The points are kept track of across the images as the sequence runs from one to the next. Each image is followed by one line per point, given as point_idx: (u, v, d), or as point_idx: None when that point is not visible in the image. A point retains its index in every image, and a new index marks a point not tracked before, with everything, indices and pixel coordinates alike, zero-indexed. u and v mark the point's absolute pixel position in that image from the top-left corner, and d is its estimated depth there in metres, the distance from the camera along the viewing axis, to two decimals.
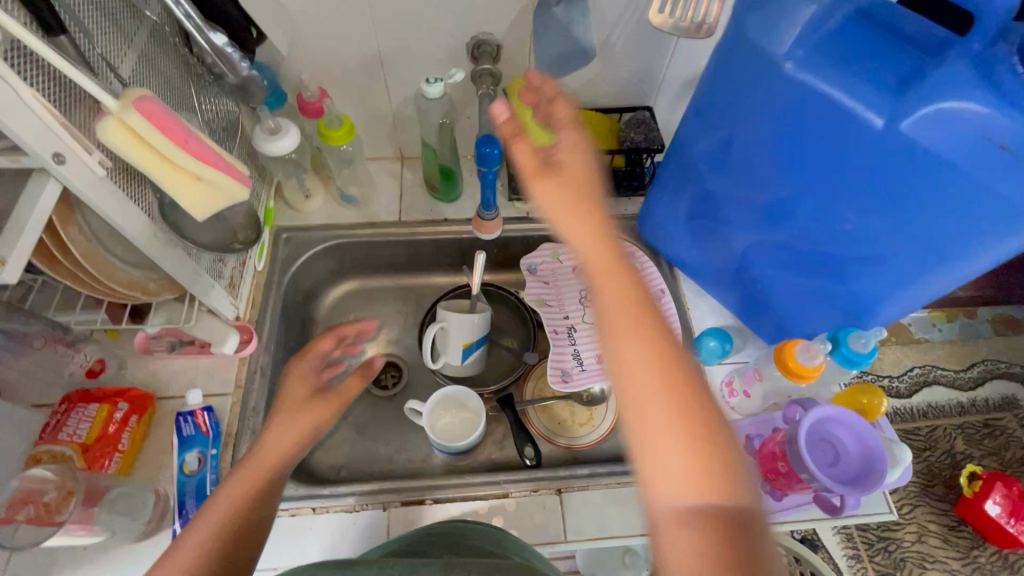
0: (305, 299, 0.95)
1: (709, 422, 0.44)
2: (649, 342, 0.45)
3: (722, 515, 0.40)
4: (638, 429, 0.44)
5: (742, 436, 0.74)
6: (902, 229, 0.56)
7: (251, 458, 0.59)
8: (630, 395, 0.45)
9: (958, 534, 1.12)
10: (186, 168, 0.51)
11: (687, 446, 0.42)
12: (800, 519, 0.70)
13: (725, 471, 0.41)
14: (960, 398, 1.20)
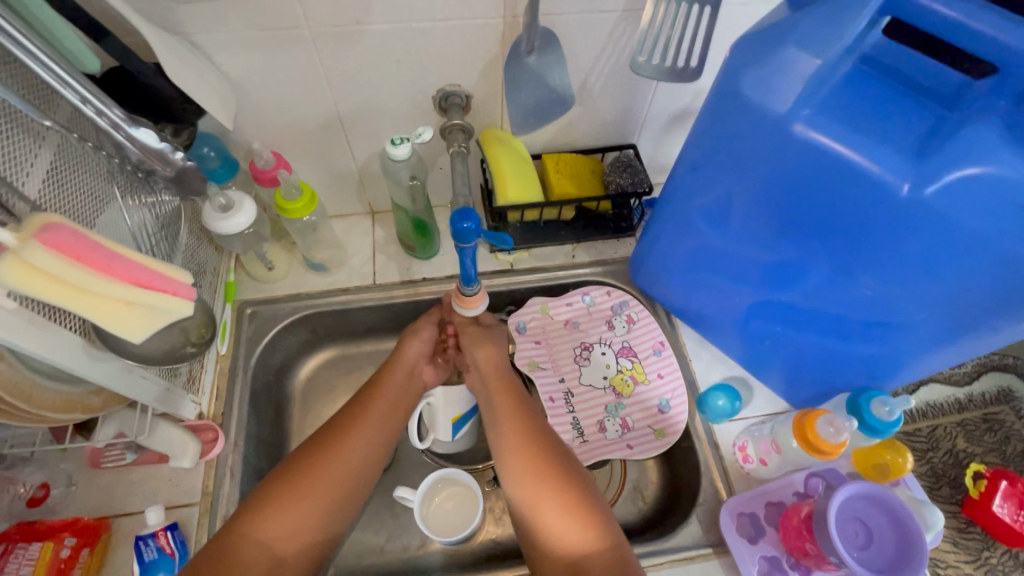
0: (277, 376, 0.87)
1: (574, 487, 0.63)
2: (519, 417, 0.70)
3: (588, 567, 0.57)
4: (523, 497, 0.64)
5: (760, 507, 0.69)
6: (925, 297, 0.51)
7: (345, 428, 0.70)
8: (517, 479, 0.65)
9: (966, 535, 0.83)
10: (113, 296, 0.44)
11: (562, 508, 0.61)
12: None
13: (592, 528, 0.60)
14: (954, 395, 0.95)
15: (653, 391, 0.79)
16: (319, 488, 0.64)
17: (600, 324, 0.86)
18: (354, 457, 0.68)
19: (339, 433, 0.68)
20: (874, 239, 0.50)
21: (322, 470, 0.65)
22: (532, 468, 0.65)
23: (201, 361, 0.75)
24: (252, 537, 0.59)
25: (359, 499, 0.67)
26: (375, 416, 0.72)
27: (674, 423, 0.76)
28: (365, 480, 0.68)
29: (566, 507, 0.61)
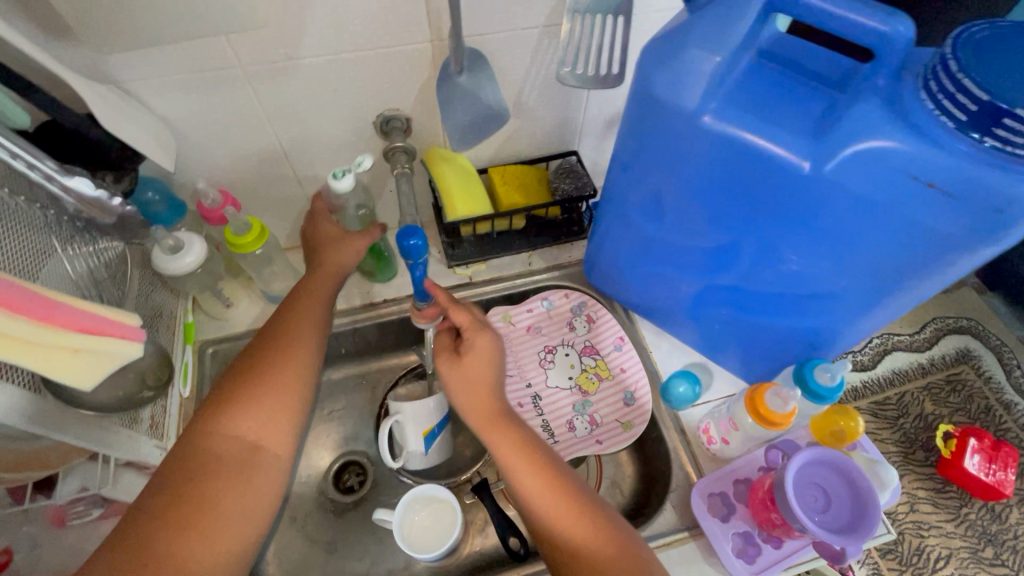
0: None
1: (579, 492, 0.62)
2: (532, 461, 0.63)
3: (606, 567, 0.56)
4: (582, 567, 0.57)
5: (729, 484, 0.71)
6: (843, 266, 0.55)
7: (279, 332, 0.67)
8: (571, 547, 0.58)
9: (943, 494, 0.88)
10: (57, 344, 0.44)
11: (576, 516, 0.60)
12: (803, 563, 0.67)
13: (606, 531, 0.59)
14: (918, 359, 0.99)
15: (617, 385, 0.81)
16: (267, 396, 0.61)
17: (561, 326, 0.88)
18: (302, 350, 0.66)
19: (282, 337, 0.66)
20: (789, 218, 0.54)
21: (281, 360, 0.64)
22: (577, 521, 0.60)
23: (164, 405, 0.74)
24: (215, 441, 0.58)
25: (310, 398, 0.65)
26: (315, 315, 0.70)
27: (640, 414, 0.79)
28: (308, 380, 0.65)
29: (571, 507, 0.60)
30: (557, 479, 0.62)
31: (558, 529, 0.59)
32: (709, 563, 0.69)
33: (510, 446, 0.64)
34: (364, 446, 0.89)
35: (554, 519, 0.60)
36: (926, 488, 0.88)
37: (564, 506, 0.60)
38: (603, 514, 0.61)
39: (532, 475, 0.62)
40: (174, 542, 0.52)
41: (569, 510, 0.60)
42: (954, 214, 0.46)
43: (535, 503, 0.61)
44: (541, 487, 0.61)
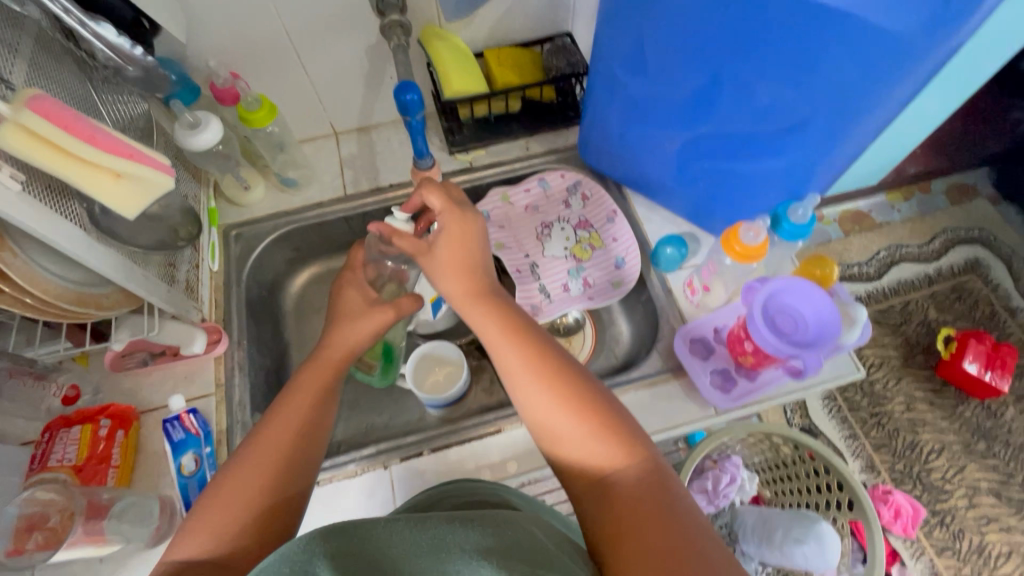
0: (270, 292, 0.95)
1: (582, 397, 0.54)
2: (507, 333, 0.60)
3: (628, 492, 0.48)
4: (554, 439, 0.54)
5: (709, 330, 0.78)
6: (812, 90, 0.58)
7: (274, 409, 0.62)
8: (539, 418, 0.55)
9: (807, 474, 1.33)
10: (104, 166, 0.51)
11: (583, 424, 0.52)
12: (775, 395, 0.74)
13: (625, 449, 0.51)
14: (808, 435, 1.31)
15: (609, 253, 0.87)
16: (273, 430, 0.60)
17: (558, 205, 0.93)
18: (280, 430, 0.60)
19: (262, 429, 0.60)
20: (758, 48, 0.57)
21: (255, 457, 0.57)
22: (562, 412, 0.53)
23: (196, 272, 0.82)
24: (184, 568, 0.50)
25: (292, 472, 0.58)
26: (307, 389, 0.65)
27: (630, 274, 0.84)
28: (284, 441, 0.59)
29: (577, 417, 0.53)
30: (539, 357, 0.57)
31: (539, 412, 0.55)
32: (690, 398, 0.76)
33: (493, 322, 0.62)
34: None
35: (532, 398, 0.56)
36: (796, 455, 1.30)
37: (544, 387, 0.55)
38: (655, 490, 0.48)
39: (507, 351, 0.59)
40: None
41: (551, 393, 0.55)
42: (904, 10, 0.48)
43: (515, 379, 0.58)
44: (519, 365, 0.57)
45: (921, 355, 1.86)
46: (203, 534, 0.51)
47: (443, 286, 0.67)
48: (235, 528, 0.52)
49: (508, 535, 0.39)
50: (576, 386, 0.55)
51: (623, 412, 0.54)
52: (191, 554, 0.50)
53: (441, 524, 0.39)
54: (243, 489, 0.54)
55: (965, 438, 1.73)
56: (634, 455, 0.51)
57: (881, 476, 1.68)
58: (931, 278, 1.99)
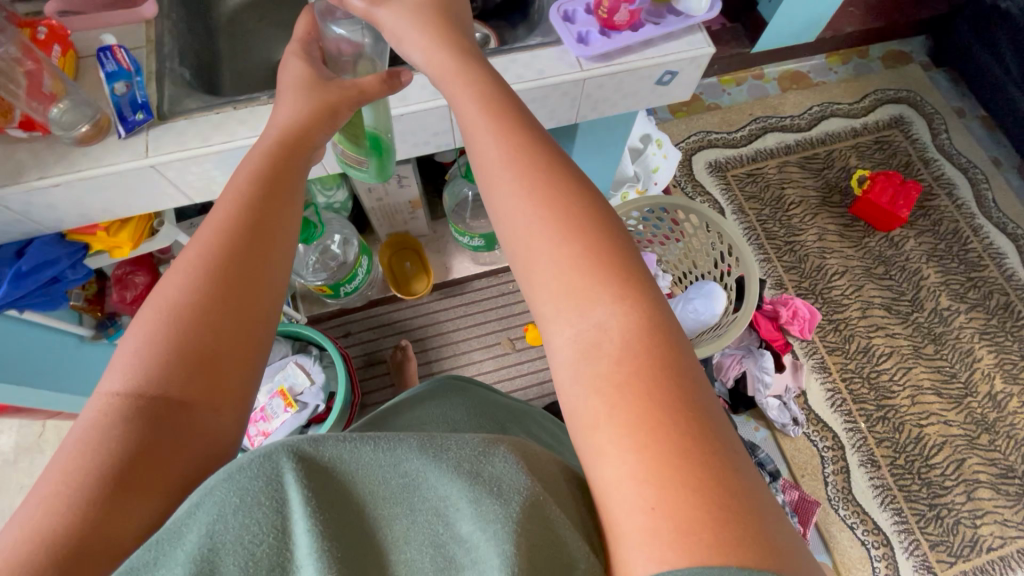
0: (202, 2, 1.04)
1: (586, 239, 0.56)
2: (505, 143, 0.61)
3: (621, 348, 0.51)
4: (529, 253, 0.57)
5: (581, 3, 0.90)
6: None
7: (222, 210, 0.59)
8: (527, 236, 0.57)
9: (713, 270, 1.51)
10: None
11: (584, 270, 0.54)
12: (629, 58, 0.88)
13: (621, 301, 0.53)
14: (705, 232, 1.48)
15: None
16: (230, 234, 0.57)
17: None
18: (236, 240, 0.57)
19: (219, 235, 0.57)
20: None
21: (215, 272, 0.54)
22: (559, 236, 0.56)
23: None
24: (151, 409, 0.48)
25: (264, 302, 0.57)
26: (254, 197, 0.60)
27: None
28: (250, 257, 0.57)
29: (574, 253, 0.55)
30: (543, 184, 0.58)
31: (530, 248, 0.57)
32: (562, 60, 0.88)
33: (476, 108, 0.64)
34: None
35: (529, 226, 0.57)
36: (703, 249, 1.52)
37: (539, 211, 0.57)
38: (651, 338, 0.52)
39: (498, 156, 0.61)
40: (115, 496, 0.44)
41: (551, 225, 0.56)
42: None
43: (505, 187, 0.60)
44: (519, 192, 0.58)
45: (837, 196, 2.01)
46: (162, 375, 0.50)
47: (418, 52, 0.70)
48: (193, 342, 0.51)
49: (485, 459, 0.45)
50: (577, 223, 0.56)
51: (630, 263, 0.56)
52: (153, 390, 0.49)
53: (414, 453, 0.44)
54: (189, 307, 0.52)
55: (865, 262, 1.91)
56: (635, 304, 0.53)
57: (787, 290, 1.87)
58: (857, 131, 2.13)
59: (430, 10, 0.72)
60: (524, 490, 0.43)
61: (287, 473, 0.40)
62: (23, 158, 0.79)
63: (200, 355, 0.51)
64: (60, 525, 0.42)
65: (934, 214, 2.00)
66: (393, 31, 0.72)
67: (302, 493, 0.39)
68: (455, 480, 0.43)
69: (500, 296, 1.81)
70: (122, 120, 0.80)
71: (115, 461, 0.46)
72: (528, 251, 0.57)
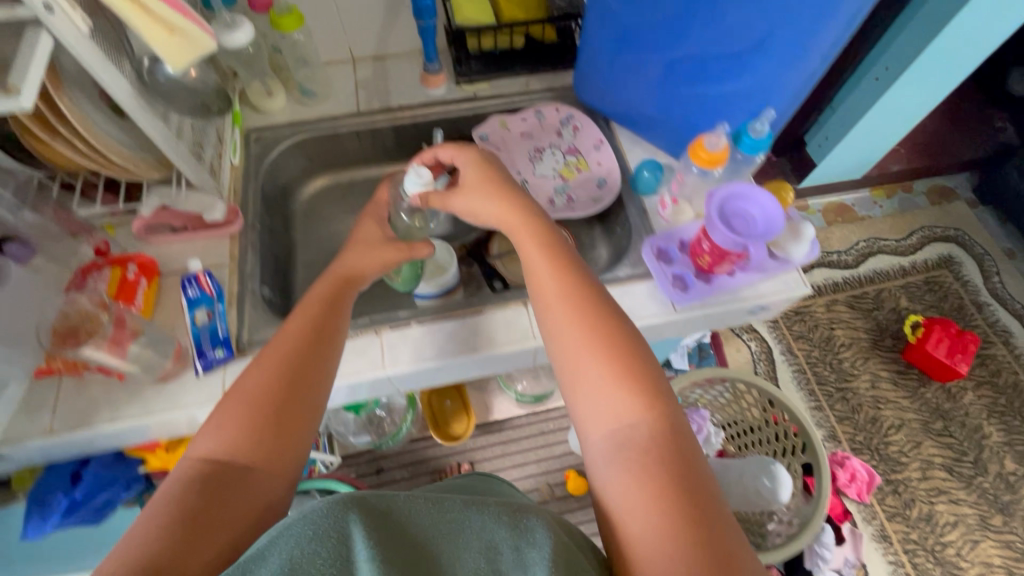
0: (282, 194, 1.04)
1: (616, 354, 0.61)
2: (550, 268, 0.69)
3: (645, 450, 0.55)
4: (566, 366, 0.63)
5: (676, 240, 0.87)
6: (769, 12, 0.67)
7: (288, 324, 0.70)
8: (564, 349, 0.64)
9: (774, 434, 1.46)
10: (160, 19, 0.60)
11: (608, 376, 0.60)
12: (724, 301, 0.85)
13: (646, 408, 0.58)
14: (758, 397, 1.46)
15: (594, 176, 0.96)
16: (295, 340, 0.67)
17: (550, 133, 1.03)
18: (300, 344, 0.67)
19: (286, 338, 0.67)
20: None
21: (283, 370, 0.64)
22: (593, 351, 0.62)
23: (219, 158, 0.91)
24: (221, 473, 0.56)
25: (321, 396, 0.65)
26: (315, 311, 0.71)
27: (610, 191, 0.94)
28: (311, 357, 0.67)
29: (608, 367, 0.60)
30: (583, 301, 0.66)
31: (568, 360, 0.63)
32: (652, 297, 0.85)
33: (516, 231, 0.74)
34: None
35: (567, 332, 0.64)
36: (757, 412, 1.49)
37: (574, 323, 0.64)
38: (673, 450, 0.55)
39: (548, 276, 0.69)
40: (185, 546, 0.49)
41: (585, 333, 0.64)
42: None
43: (550, 296, 0.68)
44: (565, 308, 0.66)
45: (889, 339, 1.95)
46: (242, 447, 0.58)
47: (462, 200, 0.80)
48: (262, 430, 0.59)
49: (519, 510, 0.45)
50: (612, 340, 0.62)
51: (655, 376, 0.61)
52: (231, 456, 0.57)
53: (459, 505, 0.45)
54: (260, 398, 0.61)
55: (922, 415, 1.82)
56: (658, 412, 0.58)
57: (842, 444, 1.77)
58: (905, 269, 2.10)
59: (488, 166, 0.82)
60: (554, 539, 0.43)
61: (352, 531, 0.40)
62: (97, 394, 0.75)
63: (267, 440, 0.59)
64: (144, 556, 0.48)
65: (991, 363, 1.92)
66: (458, 203, 0.80)
67: (367, 551, 0.40)
68: (493, 525, 0.44)
69: (540, 438, 1.73)
70: (200, 356, 0.78)
71: (190, 510, 0.52)
72: (566, 364, 0.63)
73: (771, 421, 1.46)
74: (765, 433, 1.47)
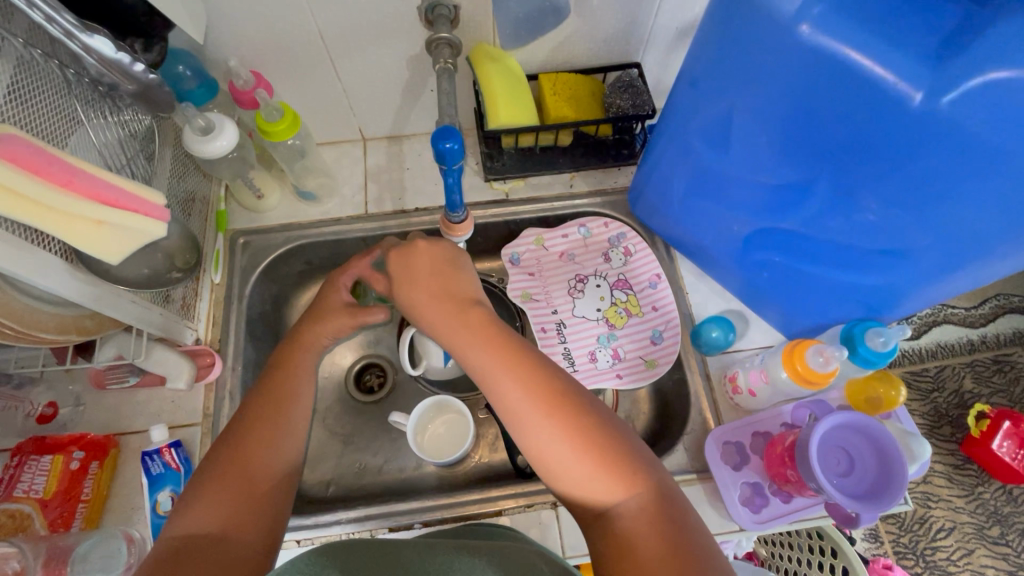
0: (274, 307, 0.88)
1: (579, 418, 0.50)
2: (484, 334, 0.56)
3: (642, 520, 0.46)
4: (529, 441, 0.51)
5: (748, 435, 0.69)
6: (932, 220, 0.48)
7: (266, 375, 0.63)
8: (519, 423, 0.52)
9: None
10: (83, 214, 0.47)
11: (574, 443, 0.49)
12: (809, 520, 0.65)
13: (623, 478, 0.48)
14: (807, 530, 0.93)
15: (646, 324, 0.79)
16: (273, 392, 0.61)
17: (595, 257, 0.84)
18: (276, 398, 0.61)
19: (263, 392, 0.61)
20: (890, 162, 0.47)
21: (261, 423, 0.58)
22: (547, 431, 0.50)
23: (195, 287, 0.75)
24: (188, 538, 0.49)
25: (298, 448, 0.60)
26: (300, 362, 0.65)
27: (666, 354, 0.76)
28: (295, 412, 0.61)
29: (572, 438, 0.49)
30: (527, 378, 0.52)
31: (528, 435, 0.51)
32: (714, 507, 0.67)
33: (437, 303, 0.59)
34: (386, 350, 0.92)
35: (513, 411, 0.52)
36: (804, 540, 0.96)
37: (524, 392, 0.52)
38: (663, 517, 0.46)
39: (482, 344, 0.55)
40: None
41: (523, 399, 0.52)
42: None
43: (488, 376, 0.54)
44: (507, 386, 0.52)
45: (948, 427, 1.26)
46: (210, 509, 0.51)
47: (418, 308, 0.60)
48: (238, 491, 0.53)
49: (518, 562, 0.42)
50: (565, 411, 0.50)
51: (619, 433, 0.50)
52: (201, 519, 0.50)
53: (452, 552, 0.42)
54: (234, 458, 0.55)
55: (978, 520, 1.23)
56: (632, 483, 0.48)
57: (884, 548, 1.22)
58: (973, 346, 1.30)
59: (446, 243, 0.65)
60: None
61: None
62: None
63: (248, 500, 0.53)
64: None
65: None
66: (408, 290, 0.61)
67: None
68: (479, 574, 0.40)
69: None
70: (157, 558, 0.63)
71: None
72: (523, 435, 0.51)
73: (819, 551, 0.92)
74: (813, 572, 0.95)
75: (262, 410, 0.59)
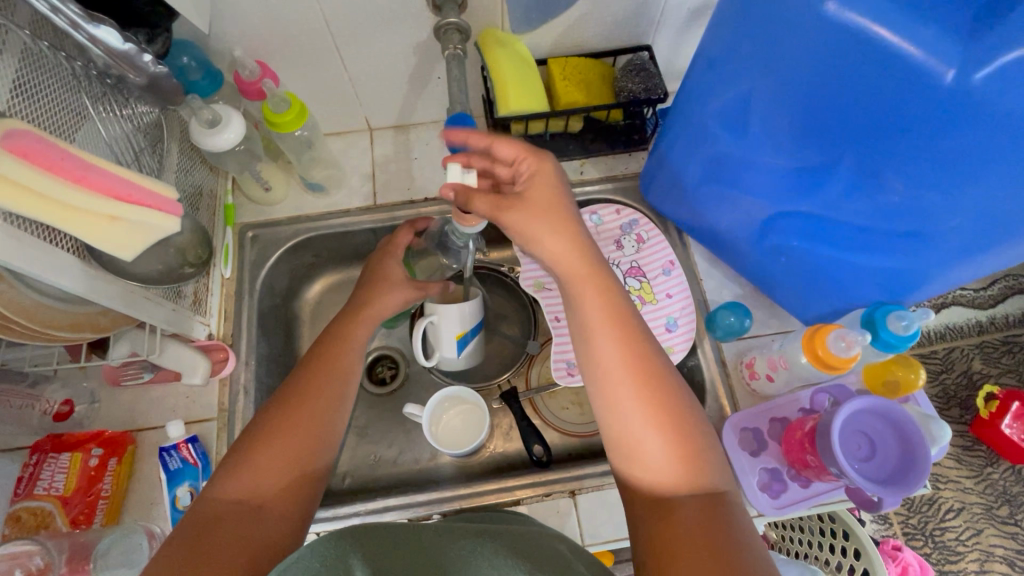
0: (284, 300, 0.88)
1: (668, 404, 0.51)
2: (602, 295, 0.54)
3: (692, 506, 0.46)
4: (614, 416, 0.51)
5: (765, 420, 0.69)
6: (959, 201, 0.48)
7: (309, 359, 0.63)
8: (609, 397, 0.52)
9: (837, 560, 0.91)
10: (96, 209, 0.46)
11: (656, 427, 0.49)
12: (827, 504, 0.65)
13: (688, 470, 0.48)
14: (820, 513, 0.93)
15: (661, 311, 0.77)
16: (314, 375, 0.61)
17: (608, 243, 0.82)
18: (328, 380, 0.61)
19: (302, 375, 0.61)
20: (919, 142, 0.46)
21: (303, 405, 0.58)
22: (640, 410, 0.50)
23: (206, 282, 0.75)
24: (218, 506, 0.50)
25: (337, 435, 0.60)
26: (345, 344, 0.65)
27: (683, 340, 0.75)
28: (338, 397, 0.61)
29: (657, 421, 0.50)
30: (629, 346, 0.52)
31: (616, 405, 0.51)
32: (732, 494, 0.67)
33: (560, 246, 0.55)
34: (397, 341, 0.92)
35: (611, 381, 0.52)
36: (816, 524, 0.96)
37: (626, 367, 0.52)
38: (716, 511, 0.46)
39: (588, 301, 0.54)
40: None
41: (626, 371, 0.52)
42: None
43: (590, 335, 0.54)
44: (612, 351, 0.52)
45: (957, 409, 1.26)
46: (237, 486, 0.51)
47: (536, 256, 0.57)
48: (270, 474, 0.53)
49: (537, 550, 0.42)
50: (657, 389, 0.51)
51: (698, 418, 0.51)
52: (233, 492, 0.51)
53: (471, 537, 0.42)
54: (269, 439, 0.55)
55: (987, 501, 1.23)
56: (701, 474, 0.48)
57: (894, 530, 1.23)
58: (982, 327, 1.29)
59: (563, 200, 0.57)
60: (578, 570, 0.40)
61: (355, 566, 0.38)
62: None
63: (282, 485, 0.53)
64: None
65: None
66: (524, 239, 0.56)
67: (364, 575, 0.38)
68: (506, 562, 0.40)
69: None
70: None
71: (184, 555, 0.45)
72: (612, 407, 0.52)
73: (832, 535, 0.92)
74: (825, 555, 0.94)
75: (303, 396, 0.58)
